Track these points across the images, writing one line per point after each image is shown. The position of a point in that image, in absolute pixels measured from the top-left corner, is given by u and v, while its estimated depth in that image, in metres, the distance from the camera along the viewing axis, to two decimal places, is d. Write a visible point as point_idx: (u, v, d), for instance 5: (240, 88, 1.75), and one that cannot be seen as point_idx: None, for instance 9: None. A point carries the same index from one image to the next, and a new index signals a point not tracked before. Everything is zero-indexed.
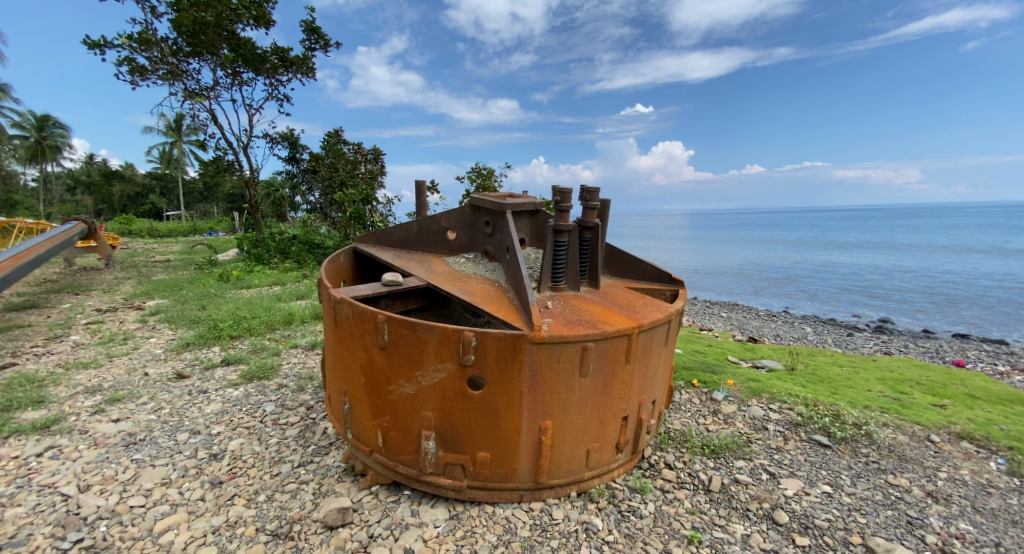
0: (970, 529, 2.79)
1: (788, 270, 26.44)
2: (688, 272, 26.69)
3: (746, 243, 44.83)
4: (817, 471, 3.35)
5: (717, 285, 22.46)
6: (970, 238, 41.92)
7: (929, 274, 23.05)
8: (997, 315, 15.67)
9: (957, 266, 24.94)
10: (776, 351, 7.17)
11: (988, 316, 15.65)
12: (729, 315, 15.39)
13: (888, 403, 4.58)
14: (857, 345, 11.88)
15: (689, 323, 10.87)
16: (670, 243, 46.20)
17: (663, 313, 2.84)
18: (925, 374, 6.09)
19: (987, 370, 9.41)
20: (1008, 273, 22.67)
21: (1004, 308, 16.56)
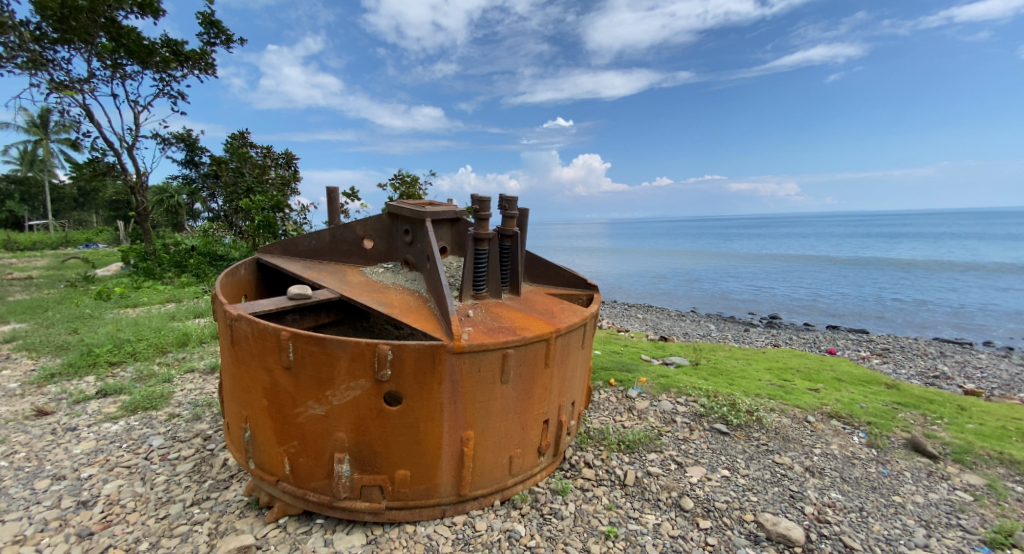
0: (839, 497, 3.20)
1: (695, 273, 28.74)
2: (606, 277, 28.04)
3: None
4: (718, 457, 3.67)
5: (633, 289, 23.83)
6: (830, 244, 49.08)
7: (806, 275, 26.38)
8: (859, 309, 18.31)
9: (827, 268, 28.80)
10: (683, 347, 7.78)
11: (852, 309, 18.25)
12: (644, 317, 16.40)
13: (774, 390, 5.14)
14: (752, 340, 13.22)
15: (609, 326, 11.43)
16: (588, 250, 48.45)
17: (579, 317, 2.95)
18: (804, 362, 6.94)
19: (852, 357, 10.95)
20: (866, 273, 26.61)
21: (865, 302, 19.37)
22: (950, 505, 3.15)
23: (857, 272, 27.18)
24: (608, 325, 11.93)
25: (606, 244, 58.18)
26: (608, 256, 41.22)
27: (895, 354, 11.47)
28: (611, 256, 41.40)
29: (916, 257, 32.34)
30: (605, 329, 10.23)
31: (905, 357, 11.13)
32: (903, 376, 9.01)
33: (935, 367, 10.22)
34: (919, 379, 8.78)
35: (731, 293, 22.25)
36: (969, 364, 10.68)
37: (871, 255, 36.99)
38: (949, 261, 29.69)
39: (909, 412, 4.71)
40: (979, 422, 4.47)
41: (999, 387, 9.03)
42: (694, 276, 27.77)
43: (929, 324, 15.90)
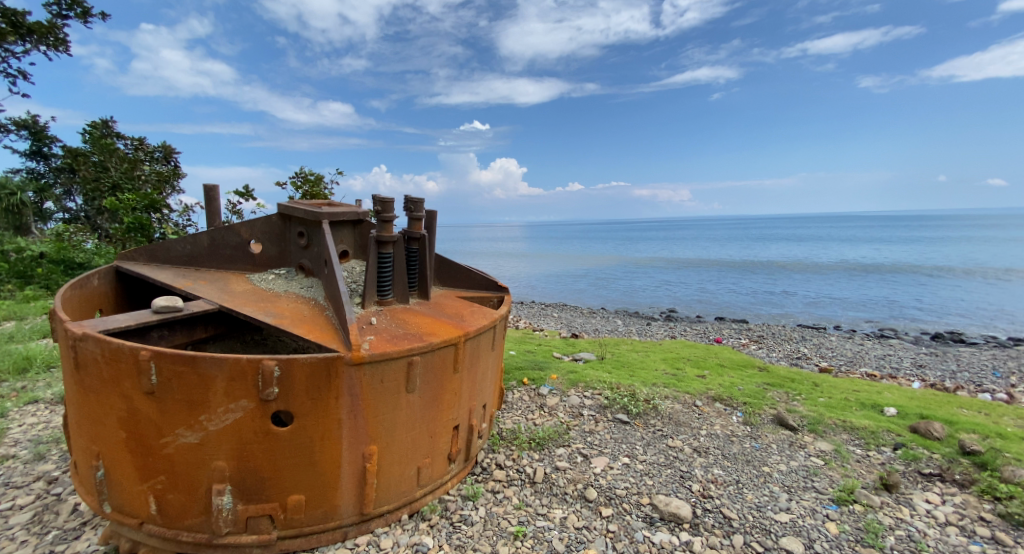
0: (721, 473, 3.57)
1: (604, 273, 30.43)
2: (521, 278, 28.66)
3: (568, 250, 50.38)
4: (619, 446, 3.91)
5: (547, 289, 24.60)
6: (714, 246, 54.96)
7: (697, 274, 29.20)
8: (740, 302, 20.70)
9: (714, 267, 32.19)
10: (592, 343, 8.19)
11: (734, 302, 20.56)
12: (558, 315, 17.00)
13: (669, 378, 5.62)
14: (653, 333, 14.31)
15: (524, 325, 11.68)
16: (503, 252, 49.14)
17: (489, 319, 2.95)
18: (694, 351, 7.67)
19: (735, 344, 12.31)
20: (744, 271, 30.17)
21: (745, 296, 21.93)
22: (806, 471, 3.65)
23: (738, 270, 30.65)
24: (522, 325, 12.18)
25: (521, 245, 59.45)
26: (523, 257, 42.15)
27: (768, 340, 13.11)
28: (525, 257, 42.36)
29: (783, 257, 37.34)
30: (521, 329, 10.43)
31: (775, 342, 12.78)
32: (775, 359, 10.31)
33: (798, 350, 11.85)
34: (786, 361, 10.12)
35: (635, 290, 23.90)
36: (823, 345, 12.54)
37: (749, 254, 42.02)
38: (807, 259, 34.66)
39: (776, 390, 5.40)
40: (828, 395, 5.25)
41: (846, 364, 10.70)
42: (603, 275, 29.38)
43: (793, 313, 18.42)
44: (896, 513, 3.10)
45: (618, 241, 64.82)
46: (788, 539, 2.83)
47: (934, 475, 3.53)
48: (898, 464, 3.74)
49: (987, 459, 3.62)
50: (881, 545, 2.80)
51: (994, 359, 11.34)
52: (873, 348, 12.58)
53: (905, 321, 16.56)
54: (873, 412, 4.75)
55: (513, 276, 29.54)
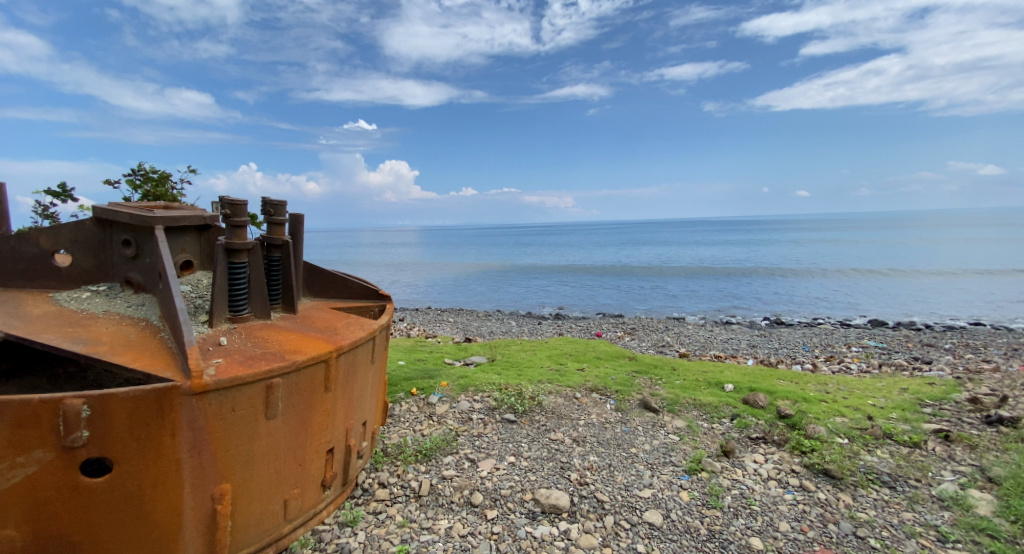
0: (596, 459, 3.86)
1: (496, 276, 31.06)
2: (413, 284, 27.92)
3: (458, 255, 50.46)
4: (506, 446, 4.00)
5: (441, 294, 24.31)
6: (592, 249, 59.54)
7: (580, 275, 31.27)
8: (617, 299, 22.67)
9: (595, 269, 34.79)
10: (482, 347, 8.27)
11: (612, 300, 22.43)
12: (453, 320, 16.89)
13: (552, 374, 5.91)
14: (543, 332, 14.97)
15: (415, 332, 11.39)
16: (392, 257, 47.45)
17: (365, 331, 2.79)
18: (576, 346, 8.17)
19: (614, 337, 13.40)
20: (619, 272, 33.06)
21: (621, 294, 24.04)
22: (665, 447, 4.10)
23: (615, 271, 33.51)
24: (415, 332, 11.85)
25: (412, 250, 58.02)
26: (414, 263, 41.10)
27: (640, 331, 14.51)
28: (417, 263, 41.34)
29: (651, 259, 41.76)
30: (411, 337, 10.15)
31: (646, 333, 14.23)
32: (645, 348, 11.47)
33: (664, 338, 13.33)
34: (655, 350, 11.29)
35: (526, 292, 24.79)
36: (684, 334, 14.26)
37: (622, 257, 46.24)
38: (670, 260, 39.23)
39: (644, 377, 5.99)
40: (684, 377, 5.96)
41: (700, 348, 12.31)
42: (494, 278, 29.91)
43: (659, 307, 20.69)
44: (732, 475, 3.63)
45: (509, 246, 66.88)
46: (650, 513, 3.14)
47: (759, 438, 4.21)
48: (735, 432, 4.38)
49: (796, 420, 4.42)
50: (721, 505, 3.26)
51: (805, 337, 13.97)
52: (720, 334, 14.68)
53: (743, 310, 19.59)
54: (718, 389, 5.51)
55: (405, 282, 28.67)
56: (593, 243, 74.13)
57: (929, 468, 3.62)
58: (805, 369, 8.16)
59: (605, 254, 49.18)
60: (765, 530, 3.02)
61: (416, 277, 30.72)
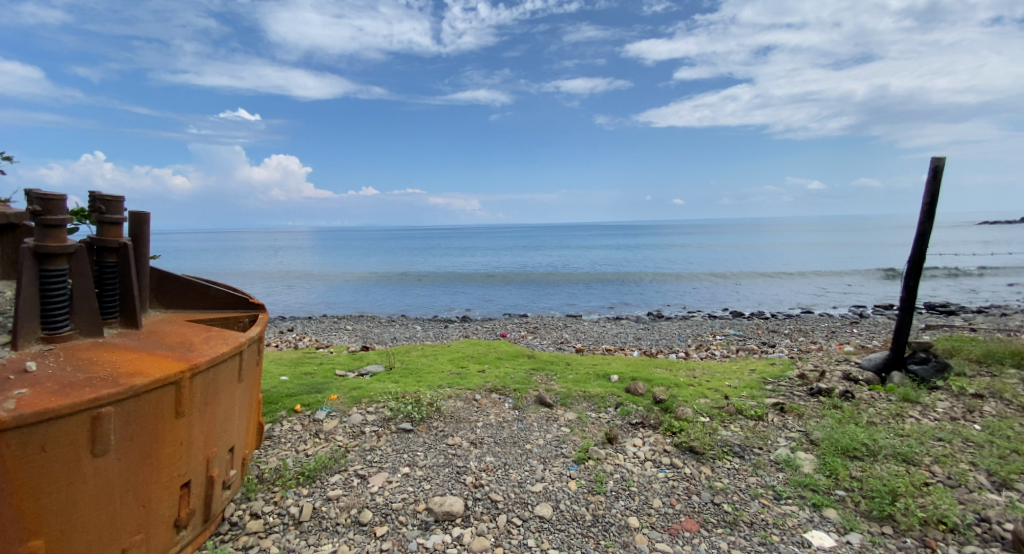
0: (492, 459, 3.90)
1: (398, 281, 30.05)
2: (307, 291, 25.93)
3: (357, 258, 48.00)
4: (400, 457, 3.87)
5: (337, 301, 22.86)
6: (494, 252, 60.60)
7: (484, 278, 31.61)
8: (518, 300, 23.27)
9: (498, 272, 35.46)
10: (380, 354, 7.92)
11: (514, 301, 22.98)
12: (352, 327, 16.00)
13: (452, 378, 5.85)
14: (447, 335, 14.85)
15: (307, 343, 10.54)
16: (281, 262, 43.52)
17: (230, 346, 2.48)
18: (477, 348, 8.20)
19: (517, 336, 13.72)
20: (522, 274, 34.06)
21: (522, 295, 24.74)
22: (557, 440, 4.29)
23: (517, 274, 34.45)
24: (308, 342, 10.99)
25: (304, 254, 53.92)
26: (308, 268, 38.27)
27: (541, 330, 15.06)
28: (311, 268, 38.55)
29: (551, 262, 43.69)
30: (301, 348, 9.38)
31: (547, 331, 14.80)
32: (546, 345, 11.94)
33: (563, 335, 14.01)
34: (555, 346, 11.81)
35: (428, 296, 24.36)
36: (580, 330, 15.08)
37: (524, 260, 47.66)
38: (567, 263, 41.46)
39: (540, 374, 6.20)
40: (577, 372, 6.28)
41: (594, 343, 13.15)
42: (396, 283, 28.96)
43: (558, 306, 21.70)
44: (615, 460, 3.92)
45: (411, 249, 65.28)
46: (541, 506, 3.26)
47: (639, 423, 4.60)
48: (618, 420, 4.72)
49: (669, 404, 4.90)
50: (605, 489, 3.49)
51: (681, 329, 15.64)
52: (612, 329, 15.83)
53: (631, 307, 21.31)
54: (605, 380, 5.90)
55: (296, 289, 26.42)
56: (496, 246, 75.47)
57: (769, 436, 4.25)
58: (680, 358, 9.11)
59: (508, 257, 50.30)
60: (641, 508, 3.30)
61: (309, 283, 28.54)
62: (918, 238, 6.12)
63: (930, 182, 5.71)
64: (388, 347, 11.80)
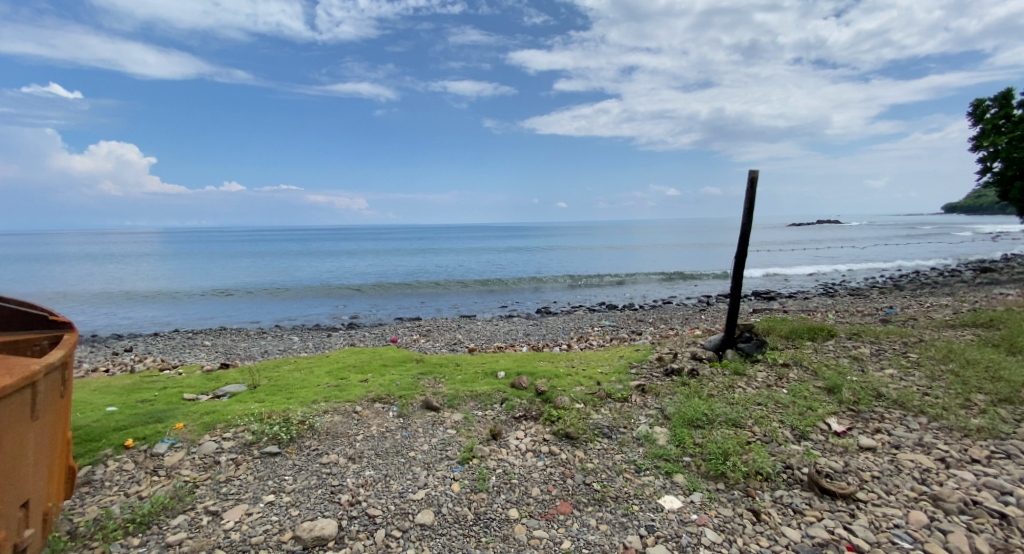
0: (372, 473, 3.72)
1: (270, 289, 27.21)
2: (155, 305, 22.18)
3: (219, 265, 42.37)
4: (263, 485, 3.52)
5: (193, 315, 19.90)
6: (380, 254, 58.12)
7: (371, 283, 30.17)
8: (405, 304, 22.57)
9: (386, 276, 34.07)
10: (244, 370, 7.04)
11: (404, 304, 22.29)
12: (214, 342, 14.05)
13: (329, 391, 5.44)
14: (331, 344, 13.83)
15: (149, 364, 8.96)
16: (115, 271, 36.53)
17: (17, 375, 2.00)
18: (359, 357, 7.73)
19: (406, 341, 13.28)
20: (411, 278, 33.18)
21: (412, 298, 24.13)
22: (441, 443, 4.23)
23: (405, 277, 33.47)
24: (154, 363, 9.35)
25: (147, 261, 45.92)
26: (155, 277, 32.72)
27: (433, 332, 14.83)
28: (158, 277, 33.03)
29: (440, 265, 43.34)
30: (142, 371, 7.94)
31: (439, 333, 14.60)
32: (437, 348, 11.78)
33: (455, 336, 13.94)
34: (447, 348, 11.70)
35: (305, 304, 22.44)
36: (471, 330, 15.14)
37: (413, 262, 46.56)
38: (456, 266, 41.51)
39: (427, 378, 6.07)
40: (465, 372, 6.27)
41: (486, 341, 13.33)
42: (269, 291, 26.21)
43: (450, 307, 21.63)
44: (498, 455, 4.00)
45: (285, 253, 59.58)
46: (422, 514, 3.19)
47: (521, 417, 4.75)
48: (503, 415, 4.83)
49: (550, 395, 5.14)
50: (487, 486, 3.54)
51: (566, 323, 16.63)
52: (502, 326, 16.20)
53: (519, 305, 22.04)
54: (492, 378, 5.99)
55: (138, 304, 22.42)
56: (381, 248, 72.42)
57: (633, 415, 4.71)
58: (564, 350, 9.64)
59: (395, 260, 48.59)
60: (521, 499, 3.41)
61: (155, 295, 24.40)
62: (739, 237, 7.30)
63: (747, 190, 6.85)
64: (259, 361, 10.57)
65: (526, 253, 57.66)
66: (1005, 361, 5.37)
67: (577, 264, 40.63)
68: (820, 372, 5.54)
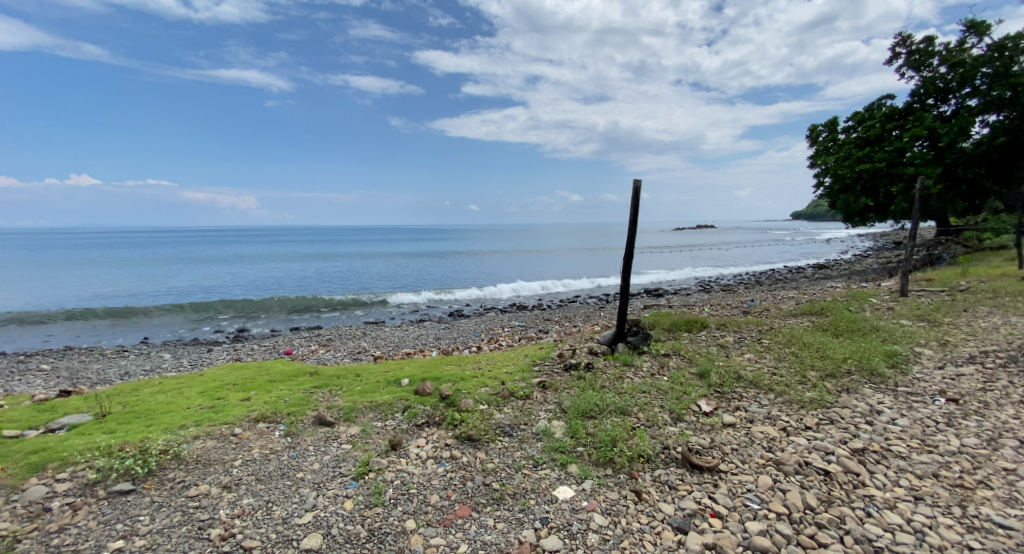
0: (250, 500, 3.39)
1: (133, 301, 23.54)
2: None
3: (63, 274, 35.67)
4: (110, 530, 3.05)
5: (26, 337, 16.41)
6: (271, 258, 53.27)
7: (261, 290, 27.57)
8: (304, 312, 20.91)
9: (279, 283, 31.35)
10: (90, 397, 5.94)
11: (302, 312, 20.71)
12: (56, 366, 11.78)
13: (202, 414, 4.82)
14: (211, 359, 12.31)
15: None
16: None
17: None
18: (241, 373, 6.95)
19: (303, 353, 12.24)
20: (307, 284, 30.90)
21: (311, 306, 22.50)
22: (334, 460, 3.96)
23: (301, 284, 31.06)
24: None
25: None
26: None
27: (335, 341, 13.93)
28: None
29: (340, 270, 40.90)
30: None
31: (341, 342, 13.77)
32: (339, 358, 11.08)
33: (359, 344, 13.23)
34: (349, 357, 11.05)
35: (181, 318, 19.67)
36: (377, 337, 14.46)
37: (310, 267, 43.47)
38: (359, 272, 39.53)
39: (321, 391, 5.66)
40: (364, 382, 5.95)
41: (393, 348, 12.84)
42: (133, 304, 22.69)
43: (355, 313, 20.57)
44: (396, 466, 3.85)
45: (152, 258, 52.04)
46: (308, 539, 2.99)
47: (423, 424, 4.63)
48: (403, 424, 4.67)
49: (454, 399, 5.08)
50: (382, 500, 3.39)
51: (476, 325, 16.67)
52: (411, 331, 15.74)
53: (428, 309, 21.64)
54: (394, 386, 5.76)
55: None
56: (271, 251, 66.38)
57: (533, 411, 4.84)
58: (471, 353, 9.64)
59: (289, 265, 44.91)
60: (419, 508, 3.33)
61: None
62: (627, 240, 7.89)
63: (633, 197, 7.42)
64: (118, 384, 9.05)
65: (433, 256, 56.91)
66: (832, 342, 6.46)
67: (485, 269, 41.11)
68: (694, 360, 6.19)
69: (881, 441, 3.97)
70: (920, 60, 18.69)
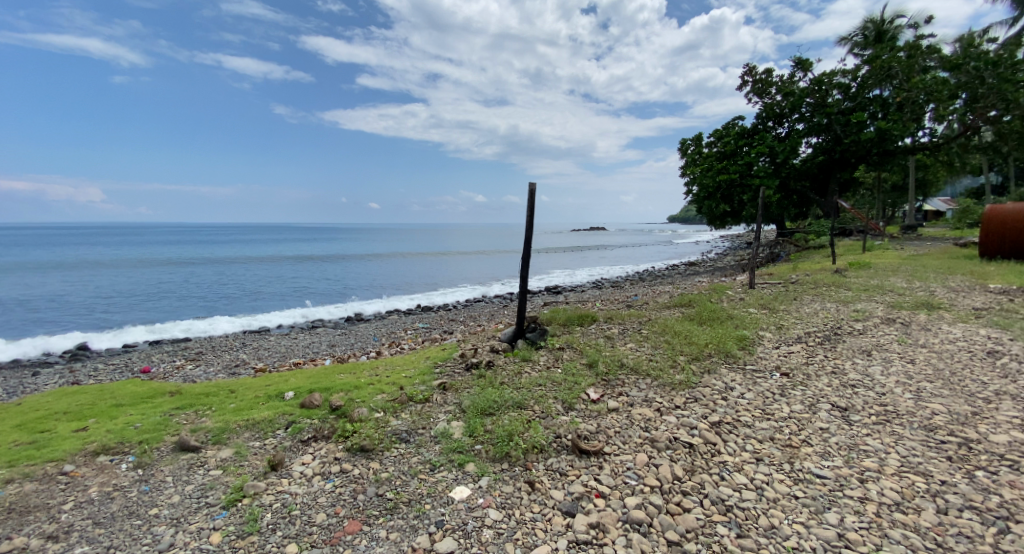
0: (85, 549, 2.89)
1: None
2: None
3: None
4: None
5: None
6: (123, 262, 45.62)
7: (109, 300, 23.45)
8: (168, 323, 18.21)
9: (134, 291, 27.00)
10: None
11: (166, 323, 18.04)
12: None
13: (16, 453, 3.93)
14: (38, 385, 10.14)
15: None
16: None
17: None
18: (77, 399, 5.79)
19: (164, 370, 10.61)
20: (172, 292, 27.05)
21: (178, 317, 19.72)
22: (199, 489, 3.49)
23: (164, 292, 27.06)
24: None
25: None
26: None
27: (207, 355, 12.35)
28: None
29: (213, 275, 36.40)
30: None
31: (214, 355, 12.24)
32: (211, 374, 9.80)
33: (237, 357, 11.85)
34: (224, 372, 9.87)
35: None
36: (260, 348, 13.10)
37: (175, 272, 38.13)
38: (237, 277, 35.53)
39: (185, 413, 4.96)
40: (240, 399, 5.33)
41: (279, 359, 11.72)
42: None
43: (234, 322, 18.45)
44: (276, 488, 3.51)
45: None
46: None
47: (309, 439, 4.28)
48: (287, 441, 4.27)
49: (346, 409, 4.77)
50: (258, 527, 3.07)
51: (374, 329, 15.93)
52: (301, 339, 14.53)
53: (321, 314, 20.21)
54: (277, 401, 5.25)
55: None
56: (123, 252, 56.93)
57: (431, 415, 4.74)
58: (368, 359, 9.15)
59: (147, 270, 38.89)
60: (301, 530, 3.07)
61: None
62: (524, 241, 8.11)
63: (528, 200, 7.64)
64: None
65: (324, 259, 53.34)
66: (699, 330, 7.31)
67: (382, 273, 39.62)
68: (584, 352, 6.58)
69: (733, 413, 4.58)
70: (762, 88, 22.03)
